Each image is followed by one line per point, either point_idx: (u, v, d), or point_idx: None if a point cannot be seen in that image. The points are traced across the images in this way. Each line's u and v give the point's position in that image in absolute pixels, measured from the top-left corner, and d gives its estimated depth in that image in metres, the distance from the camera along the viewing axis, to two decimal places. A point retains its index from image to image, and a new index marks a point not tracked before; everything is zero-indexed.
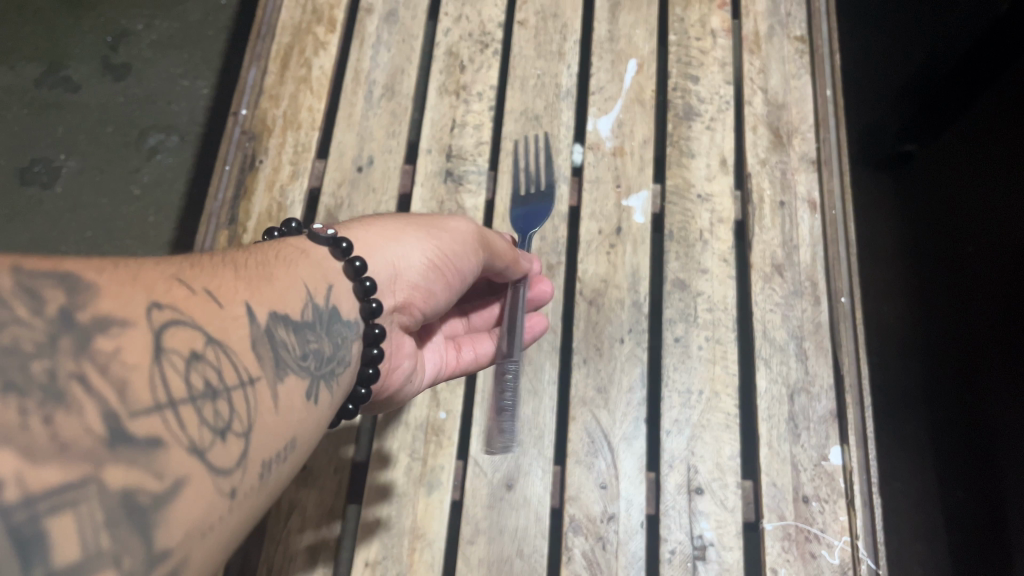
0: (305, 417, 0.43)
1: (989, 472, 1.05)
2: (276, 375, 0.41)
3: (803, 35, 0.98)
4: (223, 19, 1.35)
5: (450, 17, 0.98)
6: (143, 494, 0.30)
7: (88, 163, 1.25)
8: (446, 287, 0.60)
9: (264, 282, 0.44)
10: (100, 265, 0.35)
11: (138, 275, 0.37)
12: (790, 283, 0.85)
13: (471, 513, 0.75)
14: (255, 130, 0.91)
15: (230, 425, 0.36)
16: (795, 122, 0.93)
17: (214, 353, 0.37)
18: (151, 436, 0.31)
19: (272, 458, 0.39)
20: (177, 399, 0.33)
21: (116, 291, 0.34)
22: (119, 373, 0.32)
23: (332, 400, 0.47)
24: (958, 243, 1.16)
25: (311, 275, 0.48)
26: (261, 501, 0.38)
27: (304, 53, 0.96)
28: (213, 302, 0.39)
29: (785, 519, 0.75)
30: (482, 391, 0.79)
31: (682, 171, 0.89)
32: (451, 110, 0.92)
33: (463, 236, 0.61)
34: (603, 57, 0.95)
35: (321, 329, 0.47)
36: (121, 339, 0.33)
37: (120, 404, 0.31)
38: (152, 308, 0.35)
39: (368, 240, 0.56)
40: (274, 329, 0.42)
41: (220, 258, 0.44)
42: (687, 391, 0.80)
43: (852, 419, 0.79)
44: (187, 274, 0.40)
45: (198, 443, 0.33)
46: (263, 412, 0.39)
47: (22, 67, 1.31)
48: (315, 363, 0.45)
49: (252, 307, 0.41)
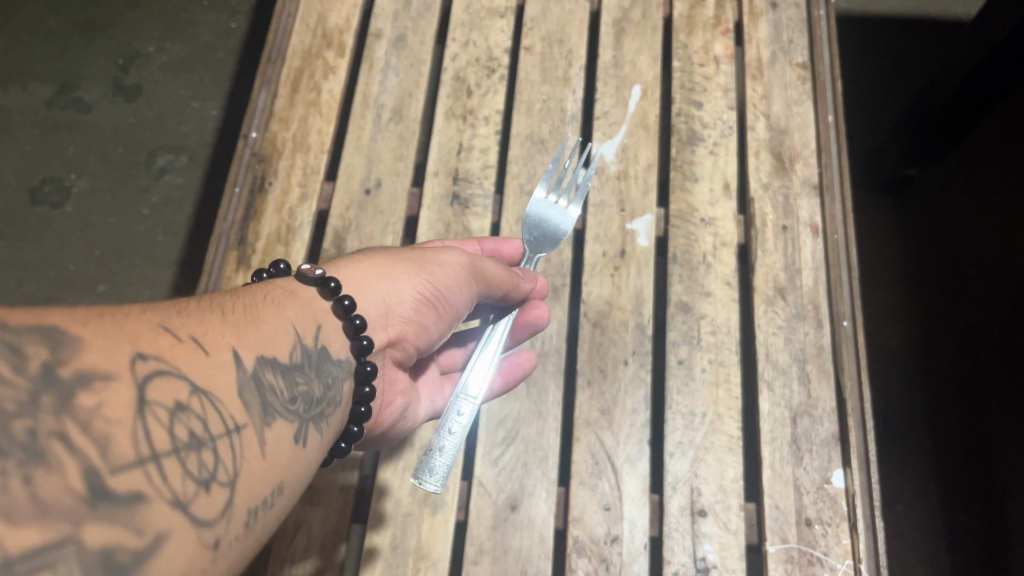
0: (294, 461, 0.45)
1: (992, 476, 1.05)
2: (264, 422, 0.43)
3: (804, 62, 1.00)
4: (232, 41, 1.37)
5: (457, 42, 0.99)
6: (123, 552, 0.33)
7: (98, 183, 1.26)
8: (436, 319, 0.62)
9: (253, 326, 0.46)
10: (85, 318, 0.38)
11: (125, 326, 0.39)
12: (792, 307, 0.86)
13: (476, 533, 0.76)
14: (265, 152, 0.93)
15: (215, 474, 0.38)
16: (797, 148, 0.94)
17: (199, 403, 0.39)
18: (132, 492, 0.34)
19: (259, 505, 0.41)
20: (160, 452, 0.36)
21: (102, 343, 0.37)
22: (102, 429, 0.35)
23: (325, 439, 0.49)
24: (959, 272, 1.18)
25: (300, 316, 0.50)
26: (247, 547, 0.40)
27: (313, 77, 0.98)
28: (200, 349, 0.41)
29: (788, 541, 0.76)
30: (488, 412, 0.80)
31: (685, 196, 0.90)
32: (458, 134, 0.94)
33: (452, 266, 0.62)
34: (608, 83, 0.97)
35: (311, 370, 0.48)
36: (102, 395, 0.35)
37: (101, 461, 0.34)
38: (136, 359, 0.38)
39: (359, 278, 0.57)
40: (262, 373, 0.44)
41: (209, 302, 0.46)
42: (691, 413, 0.80)
43: (853, 442, 0.79)
44: (174, 321, 0.42)
45: (180, 496, 0.36)
46: (250, 459, 0.41)
47: (34, 88, 1.32)
48: (305, 406, 0.47)
49: (239, 354, 0.43)
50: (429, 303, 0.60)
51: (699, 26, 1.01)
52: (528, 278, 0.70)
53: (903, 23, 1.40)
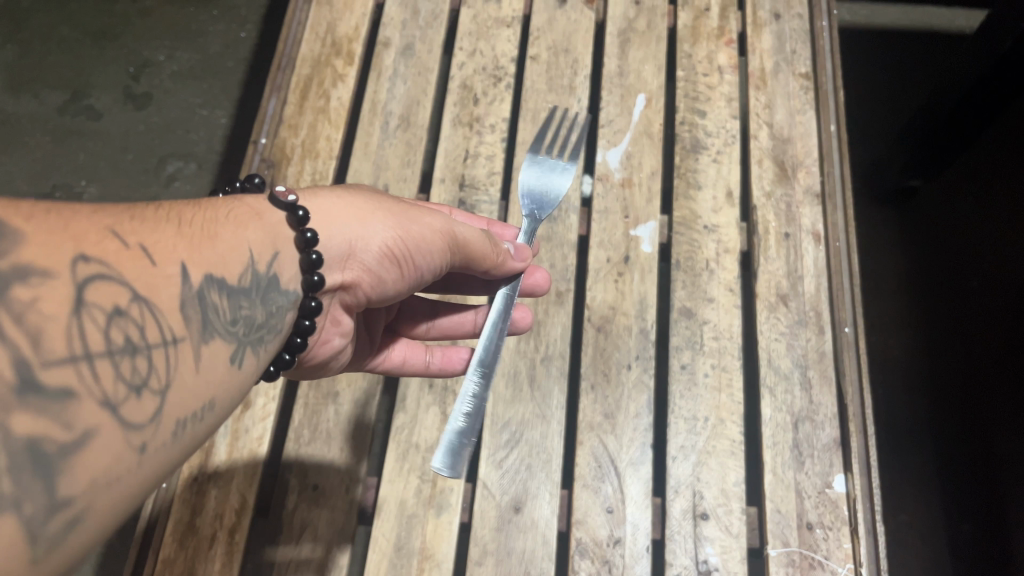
0: (227, 380, 0.44)
1: (990, 487, 1.06)
2: (202, 338, 0.42)
3: (807, 73, 1.01)
4: (242, 50, 1.39)
5: (464, 51, 1.01)
6: (49, 443, 0.32)
7: (108, 188, 1.28)
8: (399, 276, 0.62)
9: (206, 241, 0.45)
10: (28, 213, 0.36)
11: (69, 225, 0.38)
12: (794, 313, 0.86)
13: (480, 535, 0.76)
14: (274, 158, 0.94)
15: (146, 381, 0.37)
16: (799, 157, 0.95)
17: (138, 310, 0.38)
18: (63, 387, 0.33)
19: (188, 416, 0.40)
20: (93, 352, 0.35)
21: (43, 239, 0.36)
22: (35, 323, 0.33)
23: (259, 366, 0.48)
24: (963, 279, 1.20)
25: (258, 239, 0.49)
26: (172, 457, 0.39)
27: (322, 85, 0.99)
28: (147, 258, 0.40)
29: (789, 545, 0.76)
30: (491, 415, 0.81)
31: (689, 203, 0.91)
32: (465, 141, 0.95)
33: (434, 226, 0.61)
34: (613, 91, 0.98)
35: (256, 296, 0.48)
36: (39, 289, 0.34)
37: (32, 353, 0.33)
38: (78, 260, 0.36)
39: (330, 214, 0.57)
40: (209, 291, 0.43)
41: (164, 211, 0.45)
42: (693, 417, 0.81)
43: (854, 446, 0.79)
44: (124, 226, 0.41)
45: (111, 398, 0.35)
46: (183, 371, 0.40)
47: (46, 95, 1.34)
48: (244, 330, 0.46)
49: (187, 268, 0.42)
50: (396, 256, 0.60)
51: (703, 37, 1.03)
52: (520, 256, 0.68)
53: (909, 36, 1.41)
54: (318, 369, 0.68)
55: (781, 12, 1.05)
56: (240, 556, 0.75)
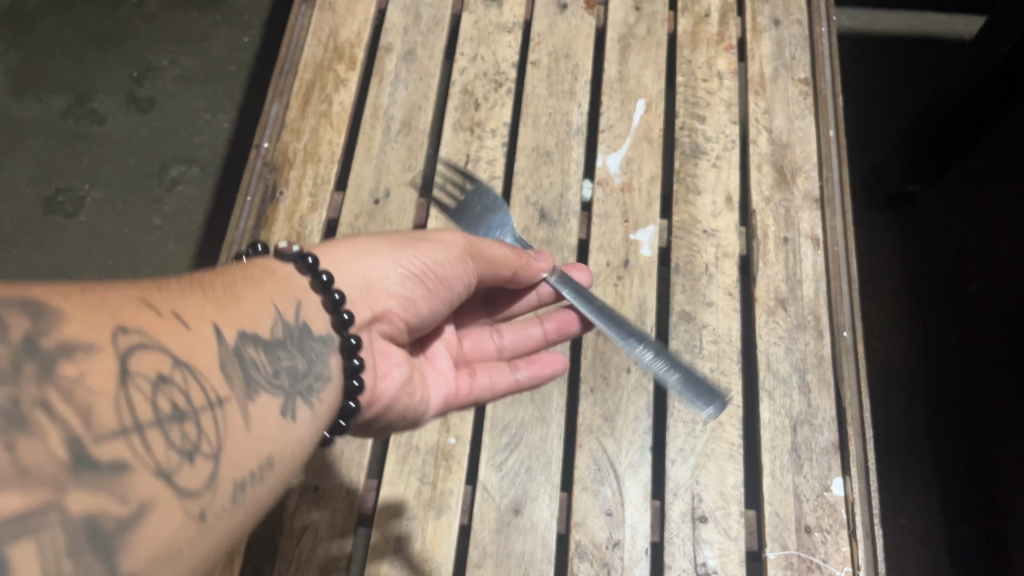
0: (282, 436, 0.45)
1: (991, 488, 1.07)
2: (246, 394, 0.43)
3: (807, 78, 1.01)
4: (245, 56, 1.40)
5: (465, 57, 1.02)
6: (107, 520, 0.32)
7: (112, 193, 1.29)
8: (426, 295, 0.63)
9: (232, 302, 0.47)
10: (66, 291, 0.37)
11: (105, 299, 0.39)
12: (793, 317, 0.87)
13: (479, 537, 0.77)
14: (276, 162, 0.95)
15: (198, 445, 0.38)
16: (798, 162, 0.96)
17: (181, 375, 0.39)
18: (116, 461, 0.34)
19: (245, 478, 0.41)
20: (143, 423, 0.36)
21: (84, 315, 0.37)
22: (83, 398, 0.34)
23: (316, 415, 0.50)
24: (962, 286, 1.21)
25: (279, 294, 0.51)
26: (236, 522, 0.40)
27: (325, 89, 1.00)
28: (181, 324, 0.42)
29: (788, 548, 0.77)
30: (492, 418, 0.82)
31: (688, 208, 0.92)
32: (466, 146, 0.95)
33: (440, 244, 0.63)
34: (613, 97, 0.99)
35: (294, 346, 0.50)
36: (85, 365, 0.35)
37: (83, 429, 0.33)
38: (118, 331, 0.38)
39: (339, 256, 0.58)
40: (245, 347, 0.45)
41: (189, 280, 0.47)
42: (692, 421, 0.82)
43: (853, 450, 0.80)
44: (155, 296, 0.42)
45: (165, 466, 0.36)
46: (233, 431, 0.41)
47: (50, 99, 1.35)
48: (289, 380, 0.48)
49: (219, 328, 0.44)
50: (416, 277, 0.61)
51: (703, 42, 1.03)
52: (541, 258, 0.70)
53: (910, 43, 1.42)
54: (386, 425, 0.64)
55: (781, 18, 1.06)
56: (240, 558, 0.76)
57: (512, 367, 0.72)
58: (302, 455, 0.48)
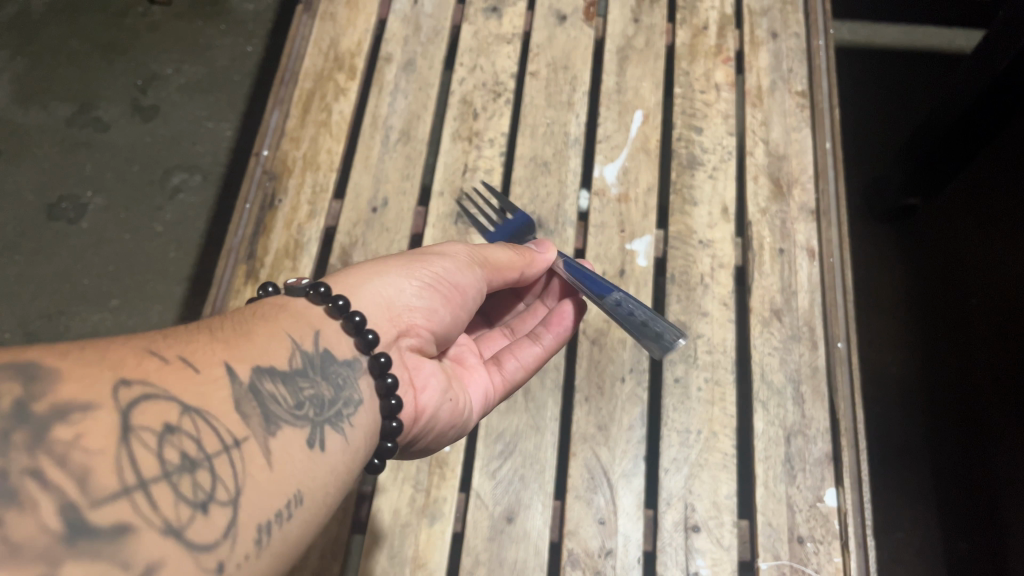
0: (308, 469, 0.45)
1: (988, 502, 1.06)
2: (267, 432, 0.43)
3: (803, 90, 1.02)
4: (248, 65, 1.41)
5: (465, 67, 1.03)
6: None
7: (115, 200, 1.30)
8: (447, 303, 0.62)
9: (243, 341, 0.47)
10: (62, 351, 0.38)
11: (108, 355, 0.39)
12: (788, 329, 0.87)
13: (472, 544, 0.77)
14: (276, 170, 0.96)
15: (213, 494, 0.38)
16: (795, 173, 0.96)
17: (191, 422, 0.39)
18: (116, 523, 0.34)
19: (269, 521, 0.41)
20: (148, 478, 0.36)
21: (80, 375, 0.37)
22: (79, 461, 0.34)
23: (348, 439, 0.50)
24: (960, 297, 1.21)
25: (294, 325, 0.51)
26: (261, 566, 0.40)
27: (325, 98, 1.01)
28: (189, 368, 0.42)
29: (779, 558, 0.77)
30: (487, 426, 0.82)
31: (684, 218, 0.93)
32: (464, 155, 0.96)
33: (446, 255, 0.65)
34: (611, 108, 1.00)
35: (316, 373, 0.50)
36: (80, 425, 0.35)
37: (80, 495, 0.33)
38: (119, 386, 0.38)
39: (351, 283, 0.58)
40: (260, 383, 0.45)
41: (196, 325, 0.47)
42: (686, 431, 0.82)
43: (846, 462, 0.80)
44: (160, 343, 0.43)
45: (173, 523, 0.36)
46: (253, 473, 0.41)
47: (54, 107, 1.36)
48: (314, 410, 0.48)
49: (231, 366, 0.44)
50: (433, 286, 0.61)
51: (701, 54, 1.04)
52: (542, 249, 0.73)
53: (907, 55, 1.43)
54: (431, 441, 0.64)
55: (778, 30, 1.06)
56: None
57: (536, 340, 0.72)
58: (337, 484, 0.48)
